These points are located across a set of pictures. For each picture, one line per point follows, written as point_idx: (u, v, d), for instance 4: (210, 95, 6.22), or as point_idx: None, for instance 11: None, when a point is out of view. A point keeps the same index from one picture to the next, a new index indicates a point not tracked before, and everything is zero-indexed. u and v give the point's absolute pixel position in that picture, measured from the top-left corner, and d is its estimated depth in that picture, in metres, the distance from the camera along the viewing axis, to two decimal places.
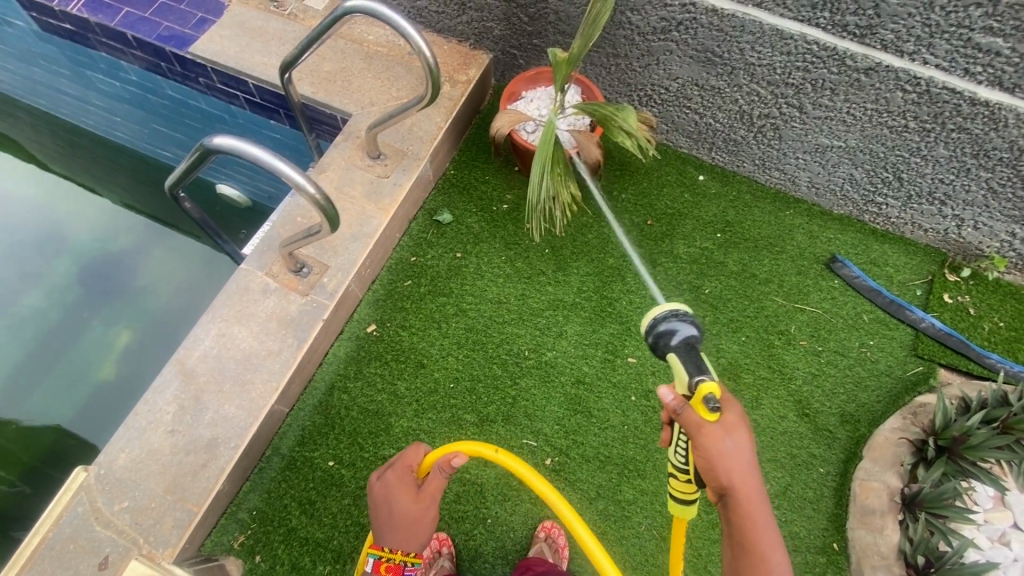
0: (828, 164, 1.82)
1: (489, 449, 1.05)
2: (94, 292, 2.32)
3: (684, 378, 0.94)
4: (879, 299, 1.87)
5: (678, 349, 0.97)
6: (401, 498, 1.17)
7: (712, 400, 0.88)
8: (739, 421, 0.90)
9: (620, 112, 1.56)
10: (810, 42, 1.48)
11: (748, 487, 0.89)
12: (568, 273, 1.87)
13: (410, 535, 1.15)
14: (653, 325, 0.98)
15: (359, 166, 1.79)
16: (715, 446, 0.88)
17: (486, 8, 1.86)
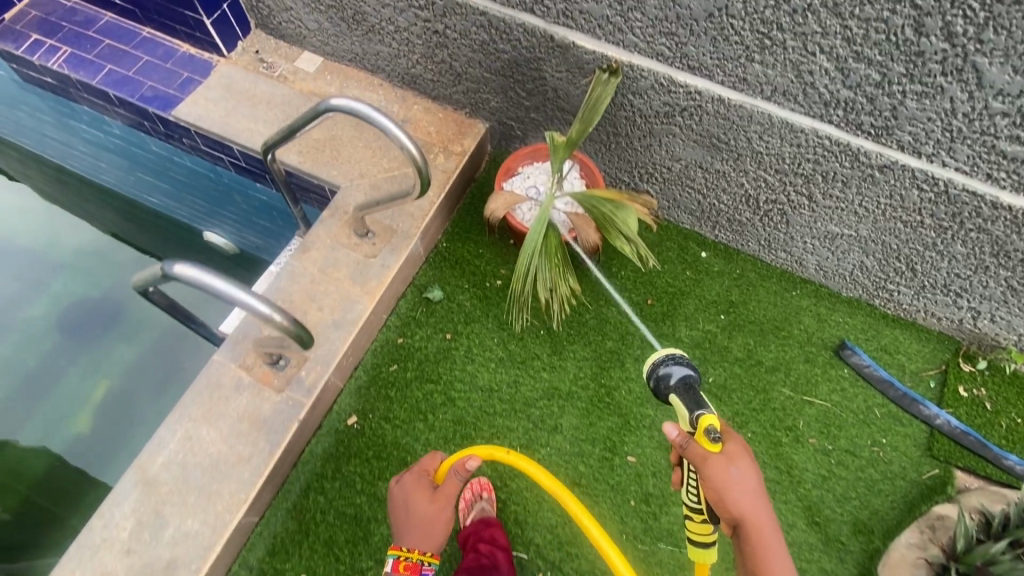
0: (836, 250, 1.74)
1: (500, 451, 1.27)
2: (64, 355, 2.20)
3: (687, 415, 1.10)
4: (891, 392, 1.77)
5: (677, 390, 1.14)
6: (419, 499, 1.33)
7: (713, 433, 1.04)
8: (739, 451, 1.05)
9: (620, 213, 1.45)
10: (822, 136, 1.40)
11: (755, 512, 1.04)
12: (564, 357, 1.76)
13: (429, 537, 1.29)
14: (655, 371, 1.16)
15: (345, 244, 1.69)
16: (722, 479, 1.03)
17: (483, 80, 1.78)
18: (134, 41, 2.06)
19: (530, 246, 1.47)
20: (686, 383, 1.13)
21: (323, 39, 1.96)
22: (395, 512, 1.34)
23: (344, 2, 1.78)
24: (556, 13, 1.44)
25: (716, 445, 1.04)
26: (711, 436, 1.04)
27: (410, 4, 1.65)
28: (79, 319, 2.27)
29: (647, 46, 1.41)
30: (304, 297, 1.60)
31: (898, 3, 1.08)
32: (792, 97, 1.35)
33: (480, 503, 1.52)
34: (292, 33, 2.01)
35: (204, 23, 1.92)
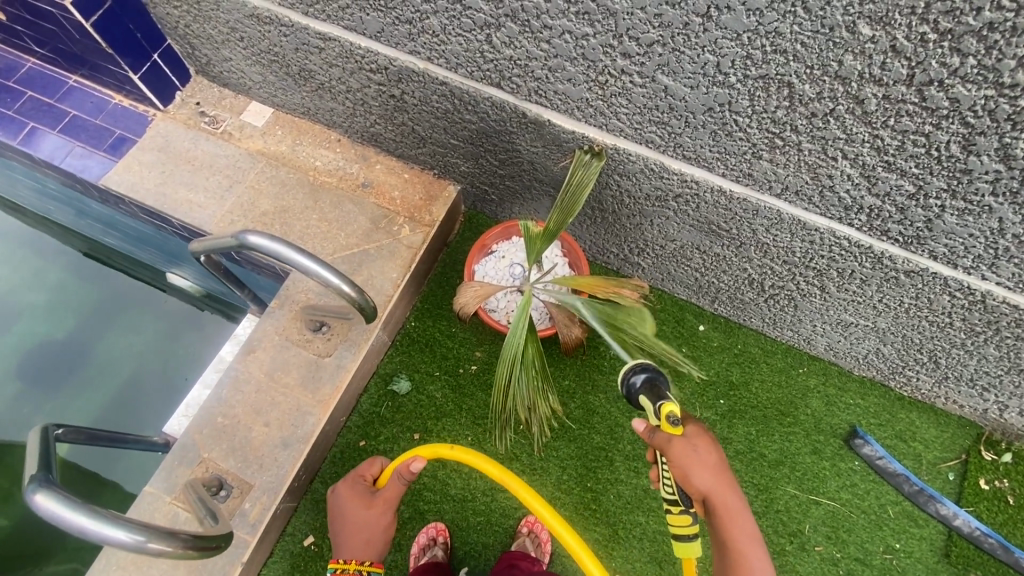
0: (850, 336, 1.55)
1: (443, 448, 1.13)
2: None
3: (652, 408, 0.98)
4: (906, 487, 1.60)
5: (645, 391, 0.99)
6: (355, 508, 1.22)
7: (674, 416, 0.95)
8: (700, 432, 0.97)
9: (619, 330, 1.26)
10: (840, 238, 1.20)
11: (722, 488, 0.96)
12: (546, 457, 1.60)
13: (367, 543, 1.21)
14: (624, 372, 1.03)
15: (296, 341, 1.50)
16: (687, 456, 0.94)
17: (450, 146, 1.56)
18: (60, 92, 1.83)
19: (506, 356, 1.30)
20: (653, 381, 1.00)
21: (270, 91, 1.73)
22: (333, 519, 1.25)
23: (287, 58, 1.54)
24: (527, 91, 1.21)
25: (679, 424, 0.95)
26: (670, 421, 0.95)
27: (360, 66, 1.42)
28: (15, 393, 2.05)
29: (634, 132, 1.18)
30: (248, 410, 1.43)
31: (944, 118, 0.87)
32: (806, 197, 1.14)
33: (434, 549, 1.47)
34: (236, 83, 1.77)
35: (132, 77, 1.68)
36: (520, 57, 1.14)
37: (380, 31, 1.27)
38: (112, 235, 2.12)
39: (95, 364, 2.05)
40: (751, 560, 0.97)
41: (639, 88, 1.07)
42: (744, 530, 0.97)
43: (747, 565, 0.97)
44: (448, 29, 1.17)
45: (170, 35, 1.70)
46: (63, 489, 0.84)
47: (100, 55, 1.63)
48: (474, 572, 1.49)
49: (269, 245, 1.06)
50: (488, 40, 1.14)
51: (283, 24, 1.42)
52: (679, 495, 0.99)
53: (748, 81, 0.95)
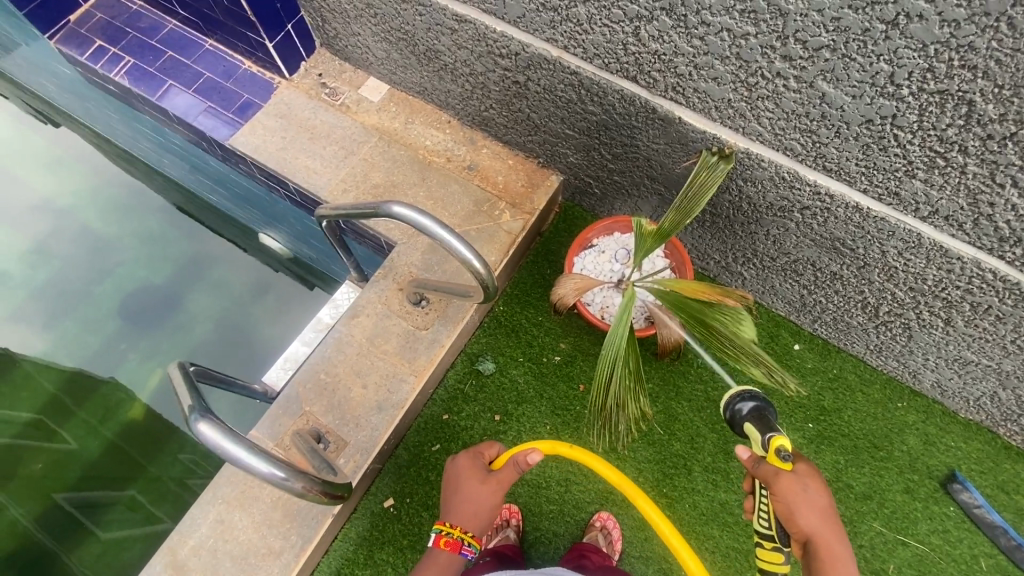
0: (966, 375, 1.46)
1: (564, 446, 1.18)
2: (102, 363, 2.14)
3: (758, 437, 0.98)
4: (1007, 542, 1.48)
5: (751, 419, 1.01)
6: (472, 480, 1.26)
7: (783, 451, 0.94)
8: (811, 471, 0.94)
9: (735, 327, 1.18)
10: (984, 269, 1.13)
11: (827, 534, 0.91)
12: (623, 457, 1.59)
13: (474, 516, 1.23)
14: (730, 398, 1.05)
15: (397, 312, 1.55)
16: (793, 492, 0.91)
17: (563, 136, 1.56)
18: (196, 55, 1.95)
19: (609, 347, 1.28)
20: (760, 411, 1.02)
21: (390, 68, 1.79)
22: (447, 485, 1.30)
23: (416, 37, 1.59)
24: (664, 86, 1.21)
25: (788, 458, 0.94)
26: (781, 454, 0.93)
27: (490, 50, 1.45)
28: (117, 327, 2.19)
29: (773, 138, 1.16)
30: (348, 371, 1.50)
31: None
32: (957, 224, 1.08)
33: (506, 530, 1.50)
34: (358, 58, 1.84)
35: (267, 45, 1.77)
36: (667, 51, 1.13)
37: (521, 16, 1.29)
38: (219, 192, 2.23)
39: (186, 313, 2.18)
40: None
41: (791, 93, 1.05)
42: None
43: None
44: (595, 19, 1.17)
45: (305, 8, 1.78)
46: (220, 420, 0.92)
47: (241, 22, 1.72)
48: (543, 558, 1.51)
49: (411, 217, 1.12)
50: (635, 33, 1.15)
51: (421, 3, 1.47)
52: (777, 531, 0.94)
53: (922, 95, 0.92)
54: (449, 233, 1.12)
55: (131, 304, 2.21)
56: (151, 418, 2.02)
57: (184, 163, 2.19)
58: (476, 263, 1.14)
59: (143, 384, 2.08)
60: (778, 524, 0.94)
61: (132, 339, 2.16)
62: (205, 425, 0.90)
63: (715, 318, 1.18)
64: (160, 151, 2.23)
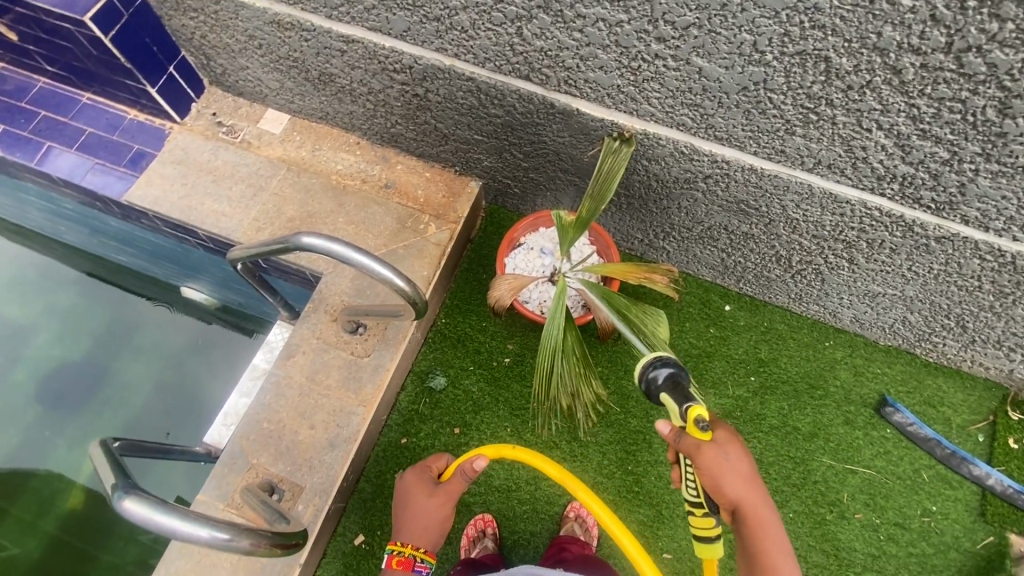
0: (878, 306, 1.58)
1: (506, 449, 1.17)
2: (24, 457, 1.96)
3: (676, 409, 0.95)
4: (938, 451, 1.62)
5: (667, 388, 0.97)
6: (419, 495, 1.28)
7: (703, 421, 0.93)
8: (731, 438, 0.98)
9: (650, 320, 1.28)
10: (871, 208, 1.23)
11: (753, 497, 0.97)
12: (586, 445, 1.61)
13: (424, 530, 1.25)
14: (644, 367, 1.00)
15: (334, 344, 1.51)
16: (716, 463, 0.94)
17: (473, 141, 1.57)
18: (74, 111, 1.82)
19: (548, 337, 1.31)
20: (676, 378, 0.98)
21: (287, 97, 1.74)
22: (397, 502, 1.31)
23: (307, 63, 1.55)
24: (556, 81, 1.24)
25: (707, 429, 0.93)
26: (699, 424, 0.93)
27: (383, 66, 1.44)
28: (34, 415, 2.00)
29: (665, 116, 1.21)
30: (292, 414, 1.44)
31: (981, 83, 0.91)
32: (839, 170, 1.17)
33: (484, 540, 1.49)
34: (252, 91, 1.78)
35: (150, 91, 1.67)
36: (552, 46, 1.16)
37: (406, 29, 1.29)
38: (126, 252, 2.09)
39: (112, 385, 2.03)
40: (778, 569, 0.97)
41: (672, 71, 1.10)
42: (774, 540, 0.98)
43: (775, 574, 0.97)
44: (478, 24, 1.19)
45: (185, 47, 1.70)
46: (148, 494, 0.86)
47: (117, 70, 1.62)
48: (524, 560, 1.51)
49: (325, 245, 1.09)
50: (519, 33, 1.17)
51: (305, 29, 1.43)
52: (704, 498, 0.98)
53: (784, 58, 0.99)
54: (368, 256, 1.11)
55: (47, 388, 2.03)
56: (91, 506, 1.87)
57: (81, 227, 2.04)
58: (400, 282, 1.13)
59: (74, 471, 1.92)
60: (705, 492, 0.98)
61: (53, 425, 1.99)
62: (131, 503, 0.84)
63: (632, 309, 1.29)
64: (52, 218, 2.06)
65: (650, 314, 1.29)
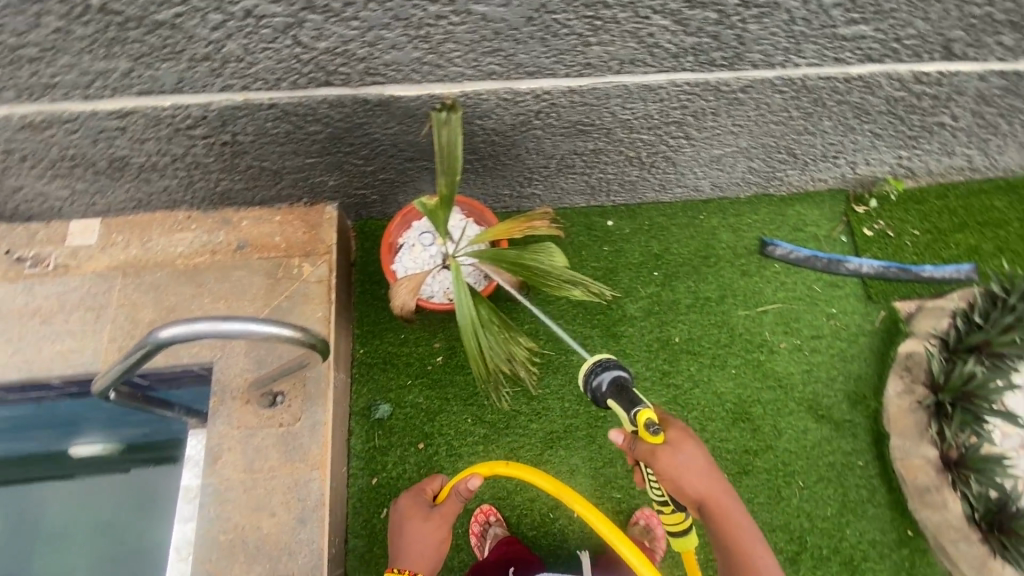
0: (726, 167, 1.75)
1: (500, 467, 1.22)
2: None
3: (627, 415, 1.03)
4: (819, 263, 1.85)
5: (612, 394, 1.06)
6: (413, 519, 1.37)
7: (653, 424, 0.99)
8: (686, 437, 1.04)
9: (545, 254, 1.32)
10: (681, 84, 1.34)
11: (715, 491, 1.04)
12: (544, 398, 1.66)
13: (421, 556, 1.33)
14: (588, 370, 1.11)
15: (258, 425, 1.41)
16: (673, 465, 1.00)
17: (307, 166, 1.50)
18: None
19: (469, 325, 1.32)
20: (619, 383, 1.07)
21: (85, 200, 1.54)
22: (394, 531, 1.39)
23: (89, 155, 1.38)
24: (358, 75, 1.21)
25: (657, 433, 1.00)
26: (649, 427, 0.99)
27: (174, 127, 1.31)
28: None
29: (475, 70, 1.22)
30: (247, 513, 1.33)
31: None
32: (641, 61, 1.26)
33: (492, 529, 1.50)
34: (41, 210, 1.56)
35: None
36: (337, 43, 1.13)
37: (179, 80, 1.19)
38: None
39: None
40: (747, 553, 1.07)
41: (459, 26, 1.11)
42: (740, 528, 1.07)
43: (745, 559, 1.07)
44: (251, 47, 1.12)
45: None
46: None
47: None
48: (535, 527, 1.54)
49: (192, 329, 0.99)
50: (296, 42, 1.12)
51: (66, 120, 1.27)
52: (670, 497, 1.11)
53: None
54: (245, 321, 1.02)
55: None
56: None
57: None
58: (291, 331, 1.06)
59: None
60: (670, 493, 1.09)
61: None
62: None
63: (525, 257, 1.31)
64: None
65: (542, 250, 1.32)
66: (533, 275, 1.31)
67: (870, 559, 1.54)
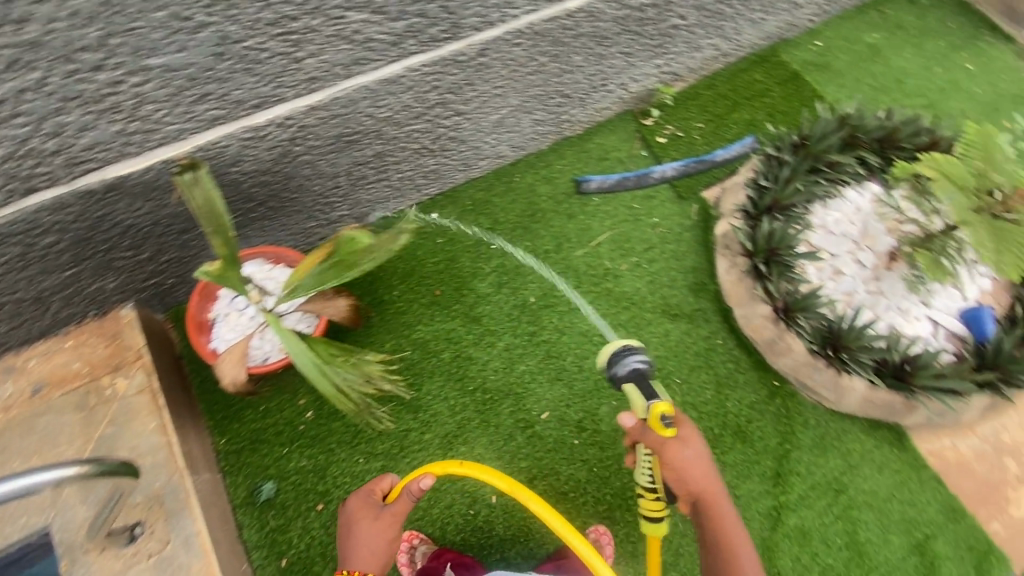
0: (513, 126, 1.80)
1: (452, 466, 1.16)
2: None
3: (643, 403, 1.10)
4: (630, 182, 1.98)
5: (635, 380, 1.11)
6: (364, 520, 1.31)
7: (667, 418, 1.07)
8: (693, 435, 1.15)
9: (349, 245, 1.34)
10: (419, 68, 1.35)
11: (710, 487, 1.16)
12: (426, 405, 1.65)
13: (372, 555, 1.29)
14: (616, 353, 1.14)
15: (123, 567, 1.27)
16: (677, 455, 1.11)
17: (71, 278, 1.35)
18: None
19: (315, 368, 1.24)
20: (640, 369, 1.12)
21: None
22: (343, 531, 1.34)
23: None
24: (64, 168, 1.11)
25: (670, 426, 1.09)
26: (665, 421, 1.07)
27: None
28: None
29: (195, 120, 1.16)
30: None
31: None
32: (365, 58, 1.25)
33: (419, 550, 1.48)
34: None
35: None
36: (14, 145, 1.02)
37: None
38: None
39: None
40: (731, 541, 1.18)
41: (145, 85, 1.05)
42: (730, 524, 1.19)
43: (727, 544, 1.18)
44: None
45: None
46: None
47: None
48: (459, 531, 1.53)
49: None
50: None
51: None
52: (660, 484, 1.19)
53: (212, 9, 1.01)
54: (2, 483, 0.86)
55: None
56: None
57: None
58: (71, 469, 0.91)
59: None
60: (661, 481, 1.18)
61: None
62: None
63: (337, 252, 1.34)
64: None
65: (348, 235, 1.35)
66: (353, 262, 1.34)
67: (755, 421, 1.69)
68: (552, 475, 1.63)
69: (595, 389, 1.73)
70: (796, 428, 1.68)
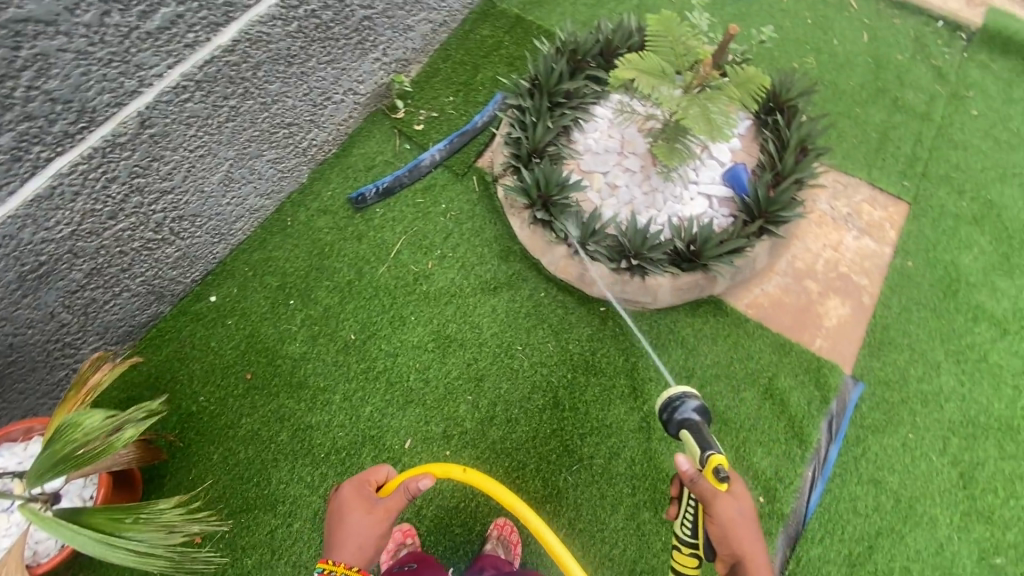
0: (248, 175, 1.68)
1: (453, 470, 1.16)
2: None
3: (702, 455, 1.13)
4: (404, 180, 1.89)
5: (688, 428, 1.21)
6: (356, 512, 1.24)
7: (722, 471, 1.07)
8: (741, 489, 1.15)
9: (79, 422, 1.17)
10: (72, 171, 1.25)
11: (750, 545, 1.12)
12: (280, 490, 1.57)
13: (359, 551, 1.21)
14: (671, 399, 1.26)
15: None
16: (727, 509, 1.08)
17: None
18: None
19: (101, 545, 1.08)
20: (697, 428, 1.20)
21: None
22: (335, 519, 1.26)
23: None
24: None
25: (725, 478, 1.08)
26: (722, 475, 1.07)
27: None
28: None
29: None
30: None
31: None
32: None
33: None
34: None
35: None
36: None
37: None
38: None
39: None
40: None
41: None
42: None
43: None
44: None
45: None
46: None
47: None
48: None
49: None
50: None
51: None
52: (700, 539, 1.15)
53: None
54: None
55: None
56: None
57: None
58: None
59: None
60: (700, 532, 1.14)
61: None
62: None
63: (59, 443, 1.15)
64: None
65: (73, 418, 1.17)
66: (77, 457, 1.16)
67: (599, 351, 1.75)
68: (438, 494, 1.60)
69: (448, 393, 1.69)
70: (634, 340, 1.77)
